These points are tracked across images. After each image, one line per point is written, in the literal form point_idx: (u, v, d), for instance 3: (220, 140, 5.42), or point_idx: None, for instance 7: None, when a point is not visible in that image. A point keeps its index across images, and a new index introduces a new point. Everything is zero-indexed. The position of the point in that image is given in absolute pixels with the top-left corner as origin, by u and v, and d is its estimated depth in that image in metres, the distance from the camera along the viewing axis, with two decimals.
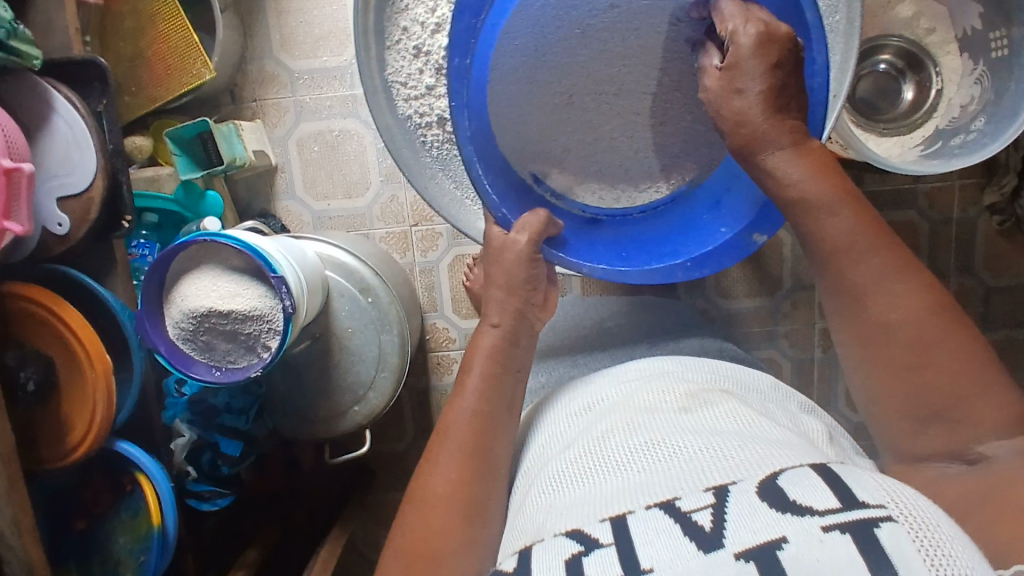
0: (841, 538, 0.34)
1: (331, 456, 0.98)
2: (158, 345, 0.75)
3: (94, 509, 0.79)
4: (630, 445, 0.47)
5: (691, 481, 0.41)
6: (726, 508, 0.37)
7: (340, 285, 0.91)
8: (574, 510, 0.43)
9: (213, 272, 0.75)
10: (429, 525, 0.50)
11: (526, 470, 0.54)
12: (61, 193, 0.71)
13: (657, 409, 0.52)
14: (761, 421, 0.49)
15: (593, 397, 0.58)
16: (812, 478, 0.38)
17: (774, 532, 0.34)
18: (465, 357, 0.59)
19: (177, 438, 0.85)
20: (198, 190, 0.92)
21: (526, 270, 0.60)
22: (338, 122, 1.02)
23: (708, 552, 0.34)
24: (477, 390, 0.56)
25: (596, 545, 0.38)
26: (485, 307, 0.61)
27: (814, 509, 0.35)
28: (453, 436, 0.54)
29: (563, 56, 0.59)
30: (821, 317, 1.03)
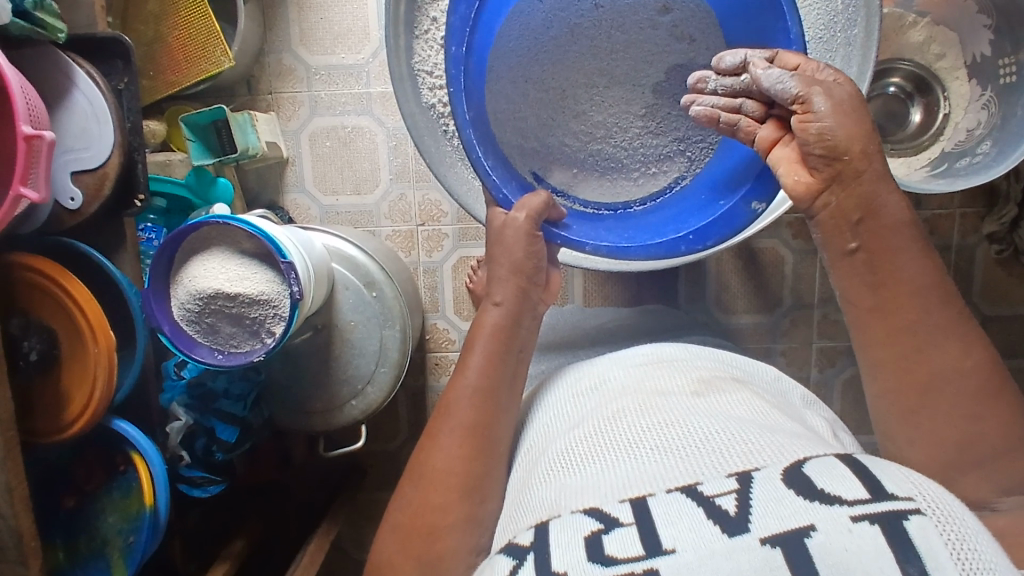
0: (870, 529, 0.35)
1: (325, 449, 0.97)
2: (162, 325, 0.75)
3: (85, 487, 0.78)
4: (642, 423, 0.48)
5: (711, 466, 0.42)
6: (751, 493, 0.38)
7: (345, 277, 0.91)
8: (591, 487, 0.44)
9: (223, 254, 0.75)
10: (427, 499, 0.51)
11: (530, 444, 0.54)
12: (76, 166, 0.71)
13: (668, 391, 0.53)
14: (769, 412, 0.50)
15: (600, 377, 0.58)
16: (839, 468, 0.39)
17: (802, 520, 0.36)
18: (469, 334, 0.59)
19: (172, 422, 0.84)
20: (209, 176, 0.92)
21: (526, 249, 0.59)
22: (352, 119, 1.03)
23: (732, 536, 0.36)
24: (480, 367, 0.56)
25: (616, 523, 0.39)
26: (489, 285, 0.60)
27: (844, 499, 0.37)
28: (453, 413, 0.54)
29: (556, 55, 0.63)
30: (819, 337, 1.04)
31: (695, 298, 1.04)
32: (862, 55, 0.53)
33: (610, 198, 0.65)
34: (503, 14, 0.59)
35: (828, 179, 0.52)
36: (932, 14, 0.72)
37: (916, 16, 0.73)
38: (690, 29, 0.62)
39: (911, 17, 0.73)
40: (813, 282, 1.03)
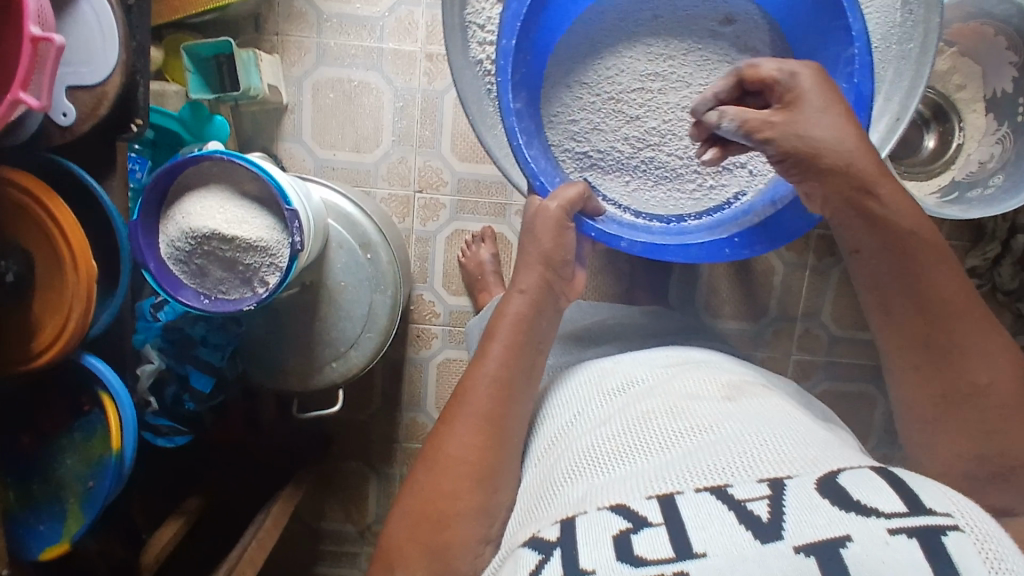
0: (907, 542, 0.35)
1: (298, 410, 0.92)
2: (148, 261, 0.70)
3: (43, 426, 0.73)
4: (674, 426, 0.48)
5: (742, 469, 0.42)
6: (783, 499, 0.38)
7: (339, 235, 0.88)
8: (618, 486, 0.44)
9: (221, 194, 0.71)
10: (439, 485, 0.50)
11: (554, 438, 0.54)
12: (71, 82, 0.65)
13: (699, 394, 0.52)
14: (795, 420, 0.49)
15: (628, 376, 0.57)
16: (875, 480, 0.40)
17: (838, 530, 0.36)
18: (489, 323, 0.55)
19: (143, 364, 0.79)
20: (205, 114, 0.87)
21: (554, 239, 0.55)
22: (360, 73, 0.99)
23: (765, 543, 0.36)
24: (500, 357, 0.53)
25: (645, 524, 0.39)
26: (512, 272, 0.56)
27: (880, 511, 0.37)
28: (470, 400, 0.52)
29: (611, 59, 0.65)
30: (798, 349, 1.06)
31: (685, 297, 1.05)
32: (913, 69, 0.53)
33: (662, 210, 0.64)
34: (561, 18, 0.62)
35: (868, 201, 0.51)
36: (959, 45, 0.74)
37: (944, 45, 0.74)
38: (754, 42, 0.64)
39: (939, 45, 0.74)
40: (799, 295, 1.05)
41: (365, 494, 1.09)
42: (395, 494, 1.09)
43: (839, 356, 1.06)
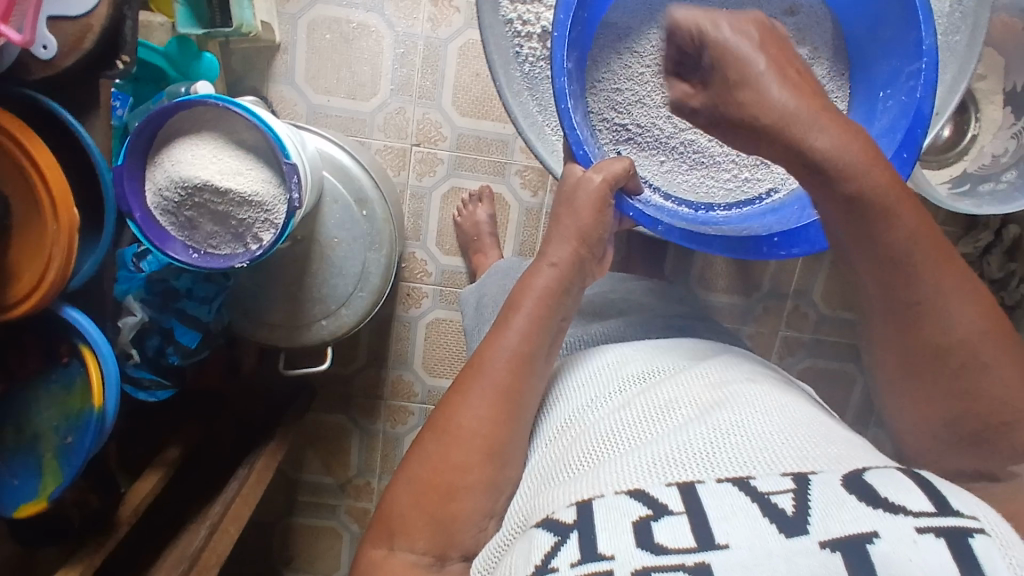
0: (935, 542, 0.33)
1: (285, 367, 0.89)
2: (133, 210, 0.66)
3: (17, 375, 0.70)
4: (698, 413, 0.46)
5: (763, 461, 0.40)
6: (809, 495, 0.36)
7: (335, 190, 0.84)
8: (630, 467, 0.42)
9: (214, 143, 0.67)
10: (447, 457, 0.47)
11: (565, 419, 0.52)
12: (56, 11, 0.59)
13: (721, 384, 0.50)
14: (815, 414, 0.48)
15: (648, 365, 0.55)
16: (903, 478, 0.38)
17: (865, 526, 0.34)
18: (512, 293, 0.52)
19: (126, 317, 0.75)
20: (194, 50, 0.81)
21: (593, 215, 0.54)
22: (360, 14, 0.94)
23: (789, 536, 0.34)
24: (522, 330, 0.50)
25: (665, 511, 0.37)
26: (544, 243, 0.54)
27: (908, 509, 0.35)
28: (486, 373, 0.48)
29: (666, 28, 0.64)
30: (786, 326, 1.07)
31: (679, 270, 1.04)
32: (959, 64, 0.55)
33: (693, 195, 0.65)
34: None
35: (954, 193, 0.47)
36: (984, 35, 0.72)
37: None
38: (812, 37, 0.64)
39: None
40: (793, 273, 1.05)
41: (345, 449, 1.09)
42: (377, 450, 1.09)
43: (825, 335, 1.07)
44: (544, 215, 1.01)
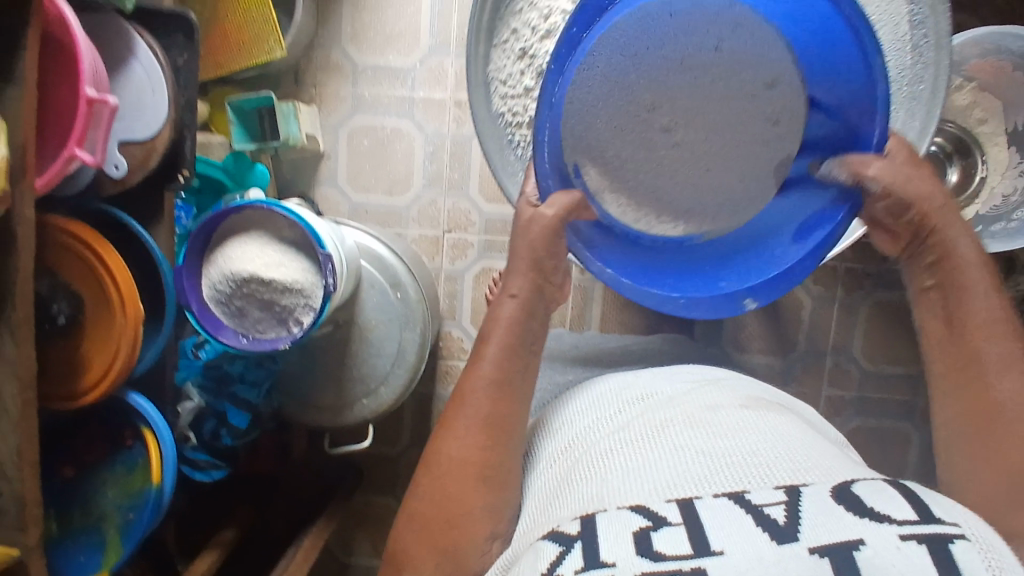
0: (917, 549, 0.33)
1: (333, 447, 0.96)
2: (191, 303, 0.74)
3: (86, 458, 0.77)
4: (692, 433, 0.46)
5: (758, 476, 0.40)
6: (800, 507, 0.36)
7: (372, 276, 0.91)
8: (630, 487, 0.42)
9: (261, 239, 0.75)
10: (444, 489, 0.50)
11: (565, 447, 0.52)
12: (125, 135, 0.71)
13: (718, 405, 0.50)
14: (808, 433, 0.47)
15: (643, 389, 0.55)
16: (887, 489, 0.38)
17: (852, 534, 0.34)
18: (484, 326, 0.57)
19: (184, 402, 0.84)
20: (247, 161, 0.92)
21: (547, 249, 0.57)
22: (392, 120, 1.04)
23: (781, 543, 0.34)
24: (496, 358, 0.55)
25: (664, 522, 0.37)
26: (505, 276, 0.59)
27: (893, 518, 0.35)
28: (469, 403, 0.53)
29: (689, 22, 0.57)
30: (828, 386, 1.05)
31: (711, 333, 1.05)
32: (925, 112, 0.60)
33: None
34: None
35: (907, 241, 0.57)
36: (979, 80, 0.74)
37: (963, 80, 0.74)
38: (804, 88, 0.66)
39: (958, 80, 0.74)
40: (828, 331, 1.04)
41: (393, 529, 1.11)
42: None
43: (871, 392, 1.05)
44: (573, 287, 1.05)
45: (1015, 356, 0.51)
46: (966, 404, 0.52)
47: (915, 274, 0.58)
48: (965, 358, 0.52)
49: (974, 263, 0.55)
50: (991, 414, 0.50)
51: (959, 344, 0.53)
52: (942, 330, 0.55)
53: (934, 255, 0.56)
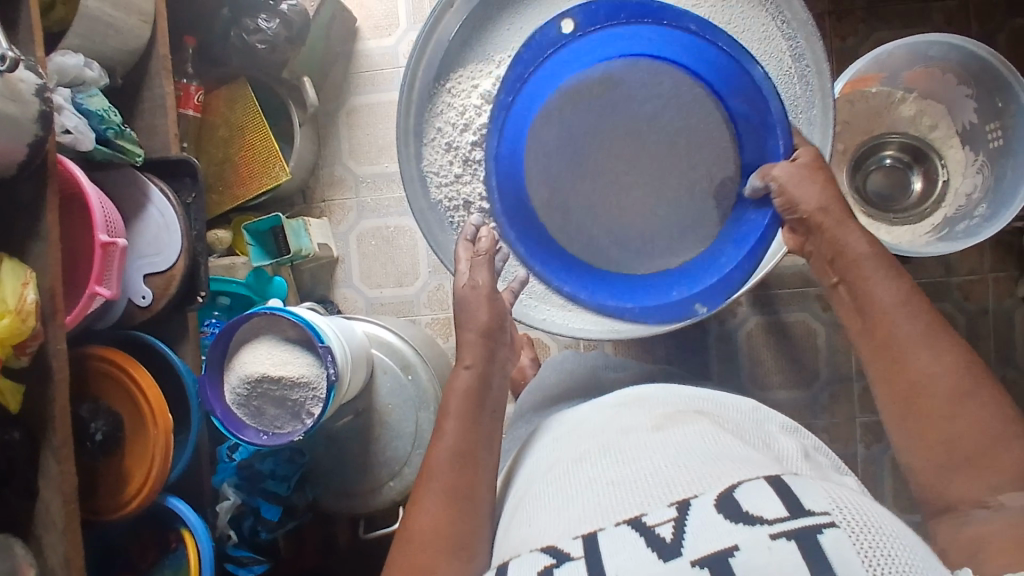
0: (787, 546, 0.30)
1: (365, 533, 0.99)
2: (215, 409, 0.83)
3: (139, 565, 0.84)
4: (603, 467, 0.43)
5: (656, 496, 0.37)
6: (687, 520, 0.33)
7: (384, 362, 0.96)
8: (542, 534, 0.39)
9: (271, 342, 0.83)
10: (415, 561, 0.48)
11: (509, 507, 0.49)
12: (148, 269, 0.83)
13: (631, 430, 0.48)
14: (724, 439, 0.44)
15: (575, 428, 0.53)
16: (762, 487, 0.34)
17: (726, 541, 0.30)
18: (442, 401, 0.58)
19: (222, 501, 0.91)
20: (266, 276, 1.03)
21: (490, 310, 0.61)
22: (394, 219, 1.14)
23: (666, 560, 0.31)
24: (457, 432, 0.55)
25: (567, 558, 0.34)
26: (458, 351, 0.60)
27: (764, 518, 0.31)
28: (435, 477, 0.52)
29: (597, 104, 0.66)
30: (863, 412, 1.01)
31: (728, 375, 1.04)
32: (823, 129, 0.64)
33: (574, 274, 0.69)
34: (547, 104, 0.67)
35: (805, 234, 0.60)
36: (918, 89, 0.77)
37: (904, 92, 0.77)
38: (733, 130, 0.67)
39: (898, 93, 0.77)
40: (850, 355, 1.02)
41: None
42: None
43: None
44: (582, 347, 1.07)
45: (925, 336, 0.51)
46: (885, 391, 0.52)
47: (820, 272, 0.59)
48: (878, 344, 0.53)
49: (870, 258, 0.56)
50: (912, 398, 0.50)
51: (871, 336, 0.53)
52: (858, 321, 0.55)
53: (829, 254, 0.58)
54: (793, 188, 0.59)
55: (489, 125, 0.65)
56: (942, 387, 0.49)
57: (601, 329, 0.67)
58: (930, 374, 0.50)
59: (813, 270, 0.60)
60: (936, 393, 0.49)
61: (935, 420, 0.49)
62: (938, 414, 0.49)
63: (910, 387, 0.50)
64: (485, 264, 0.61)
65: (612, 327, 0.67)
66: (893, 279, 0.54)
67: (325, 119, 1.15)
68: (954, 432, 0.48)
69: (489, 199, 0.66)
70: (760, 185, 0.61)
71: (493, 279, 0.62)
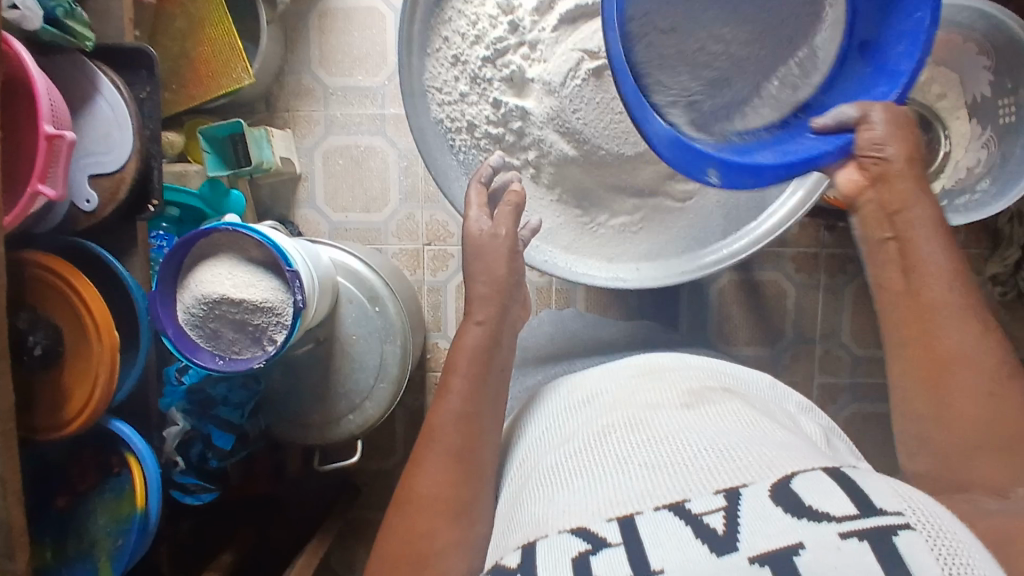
0: (859, 547, 0.32)
1: (319, 465, 0.96)
2: (167, 328, 0.76)
3: (78, 487, 0.78)
4: (634, 440, 0.44)
5: (696, 481, 0.38)
6: (739, 510, 0.34)
7: (349, 291, 0.89)
8: (575, 505, 0.40)
9: (230, 261, 0.76)
10: (415, 525, 0.48)
11: (522, 465, 0.51)
12: (94, 170, 0.74)
13: (659, 403, 0.49)
14: (756, 423, 0.45)
15: (594, 389, 0.55)
16: (826, 483, 0.36)
17: (791, 538, 0.32)
18: (448, 357, 0.56)
19: (170, 427, 0.86)
20: (223, 188, 0.93)
21: (509, 266, 0.59)
22: (366, 138, 1.06)
23: (720, 555, 0.32)
24: (463, 392, 0.53)
25: (603, 544, 0.35)
26: (468, 304, 0.59)
27: (831, 516, 0.33)
28: (439, 439, 0.51)
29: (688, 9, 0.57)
30: (819, 373, 1.04)
31: (696, 328, 1.04)
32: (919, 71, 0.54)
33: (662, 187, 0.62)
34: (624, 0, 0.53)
35: (873, 179, 0.55)
36: (933, 56, 0.80)
37: None
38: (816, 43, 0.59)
39: None
40: (815, 317, 1.03)
41: None
42: None
43: (864, 376, 1.04)
44: (554, 289, 1.04)
45: (966, 310, 0.51)
46: (916, 355, 0.52)
47: (872, 226, 0.56)
48: (918, 315, 0.52)
49: (929, 219, 0.53)
50: (943, 369, 0.50)
51: (913, 299, 0.52)
52: (900, 282, 0.53)
53: (891, 206, 0.55)
54: (890, 135, 0.53)
55: (505, 39, 0.59)
56: (982, 364, 0.50)
57: (605, 276, 0.63)
58: (966, 348, 0.50)
59: (861, 225, 0.57)
60: (969, 368, 0.50)
61: (964, 394, 0.50)
62: (969, 391, 0.50)
63: (943, 359, 0.50)
64: (508, 212, 0.59)
65: (615, 275, 0.64)
66: (944, 248, 0.53)
67: (294, 20, 1.05)
68: (982, 409, 0.49)
69: (497, 123, 0.61)
70: (853, 114, 0.54)
71: (515, 232, 0.60)
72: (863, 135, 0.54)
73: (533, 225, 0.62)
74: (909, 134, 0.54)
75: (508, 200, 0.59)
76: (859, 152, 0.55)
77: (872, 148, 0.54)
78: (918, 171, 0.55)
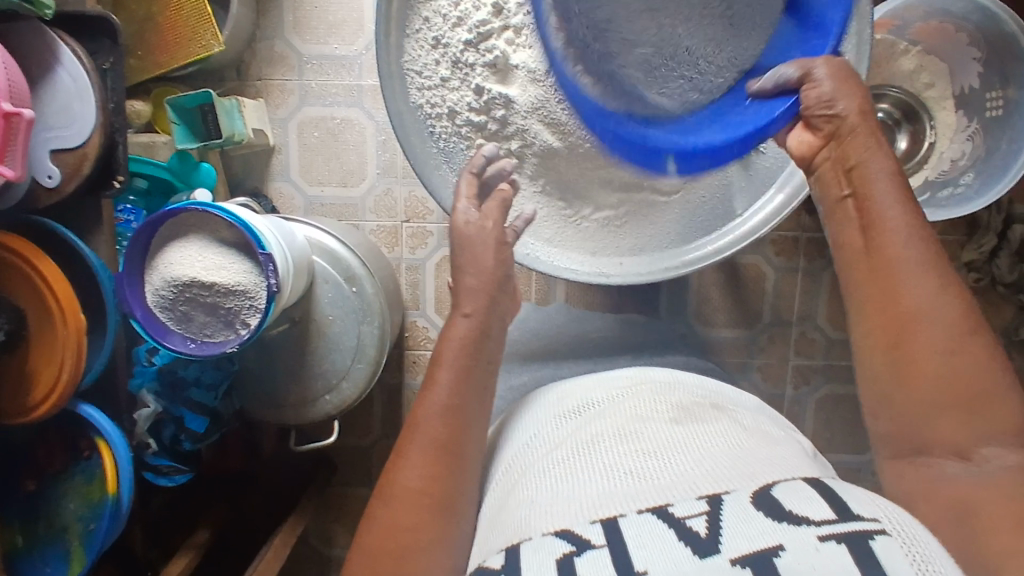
0: (837, 549, 0.31)
1: (295, 444, 0.95)
2: (135, 311, 0.73)
3: (47, 470, 0.77)
4: (623, 450, 0.44)
5: (680, 490, 0.38)
6: (721, 515, 0.34)
7: (325, 272, 0.87)
8: (559, 509, 0.40)
9: (201, 242, 0.73)
10: (397, 520, 0.47)
11: (510, 468, 0.51)
12: (55, 145, 0.70)
13: (647, 416, 0.48)
14: (744, 440, 0.45)
15: (586, 397, 0.54)
16: (807, 491, 0.36)
17: (771, 540, 0.32)
18: (436, 349, 0.55)
19: (141, 409, 0.84)
20: (192, 160, 0.89)
21: (496, 257, 0.58)
22: (342, 110, 1.02)
23: (703, 557, 0.32)
24: (450, 384, 0.53)
25: (587, 547, 0.35)
26: (456, 296, 0.58)
27: (810, 519, 0.33)
28: (424, 431, 0.51)
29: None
30: (795, 354, 1.05)
31: (675, 310, 1.04)
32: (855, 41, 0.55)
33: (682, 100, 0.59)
34: None
35: (827, 137, 0.54)
36: (923, 44, 0.79)
37: (908, 44, 0.79)
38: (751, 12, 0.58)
39: (903, 44, 0.79)
40: (793, 300, 1.04)
41: None
42: None
43: (837, 358, 1.05)
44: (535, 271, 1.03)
45: (929, 261, 0.49)
46: (873, 314, 0.50)
47: (828, 184, 0.54)
48: (875, 266, 0.50)
49: (887, 178, 0.52)
50: (905, 324, 0.49)
51: (872, 257, 0.51)
52: (858, 240, 0.52)
53: (848, 161, 0.53)
54: (826, 81, 0.52)
55: (489, 22, 0.57)
56: (942, 314, 0.48)
57: (588, 271, 0.62)
58: (929, 304, 0.48)
59: (819, 185, 0.55)
60: (933, 327, 0.48)
61: (925, 347, 0.48)
62: (932, 349, 0.48)
63: (906, 314, 0.49)
64: (496, 206, 0.59)
65: (599, 270, 0.62)
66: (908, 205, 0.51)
67: None
68: (944, 364, 0.47)
69: (479, 111, 0.59)
70: (792, 73, 0.54)
71: (502, 223, 0.59)
72: (809, 94, 0.53)
73: (524, 216, 0.61)
74: (855, 87, 0.53)
75: (496, 195, 0.59)
76: (810, 111, 0.54)
77: (816, 98, 0.53)
78: (874, 126, 0.53)
